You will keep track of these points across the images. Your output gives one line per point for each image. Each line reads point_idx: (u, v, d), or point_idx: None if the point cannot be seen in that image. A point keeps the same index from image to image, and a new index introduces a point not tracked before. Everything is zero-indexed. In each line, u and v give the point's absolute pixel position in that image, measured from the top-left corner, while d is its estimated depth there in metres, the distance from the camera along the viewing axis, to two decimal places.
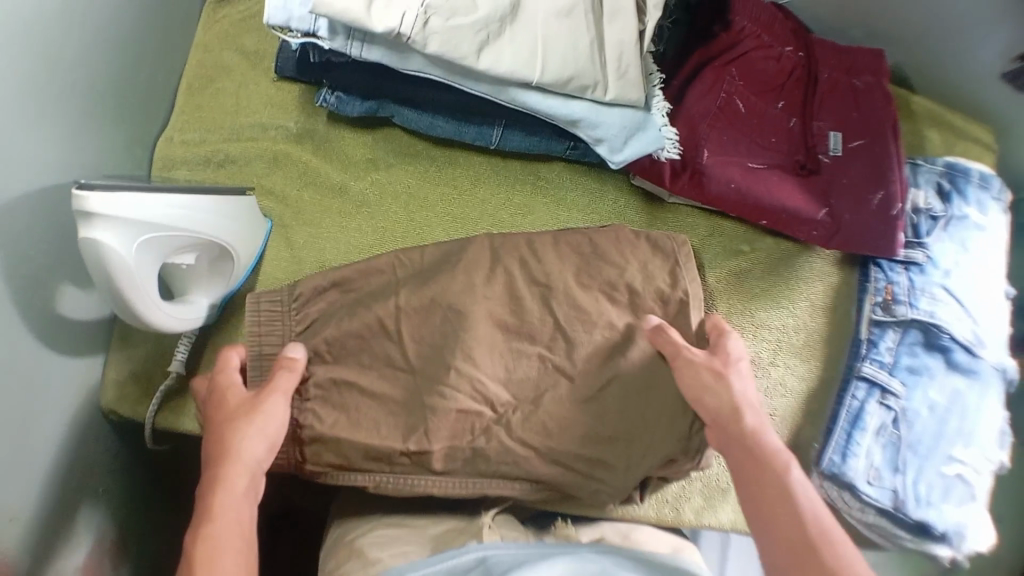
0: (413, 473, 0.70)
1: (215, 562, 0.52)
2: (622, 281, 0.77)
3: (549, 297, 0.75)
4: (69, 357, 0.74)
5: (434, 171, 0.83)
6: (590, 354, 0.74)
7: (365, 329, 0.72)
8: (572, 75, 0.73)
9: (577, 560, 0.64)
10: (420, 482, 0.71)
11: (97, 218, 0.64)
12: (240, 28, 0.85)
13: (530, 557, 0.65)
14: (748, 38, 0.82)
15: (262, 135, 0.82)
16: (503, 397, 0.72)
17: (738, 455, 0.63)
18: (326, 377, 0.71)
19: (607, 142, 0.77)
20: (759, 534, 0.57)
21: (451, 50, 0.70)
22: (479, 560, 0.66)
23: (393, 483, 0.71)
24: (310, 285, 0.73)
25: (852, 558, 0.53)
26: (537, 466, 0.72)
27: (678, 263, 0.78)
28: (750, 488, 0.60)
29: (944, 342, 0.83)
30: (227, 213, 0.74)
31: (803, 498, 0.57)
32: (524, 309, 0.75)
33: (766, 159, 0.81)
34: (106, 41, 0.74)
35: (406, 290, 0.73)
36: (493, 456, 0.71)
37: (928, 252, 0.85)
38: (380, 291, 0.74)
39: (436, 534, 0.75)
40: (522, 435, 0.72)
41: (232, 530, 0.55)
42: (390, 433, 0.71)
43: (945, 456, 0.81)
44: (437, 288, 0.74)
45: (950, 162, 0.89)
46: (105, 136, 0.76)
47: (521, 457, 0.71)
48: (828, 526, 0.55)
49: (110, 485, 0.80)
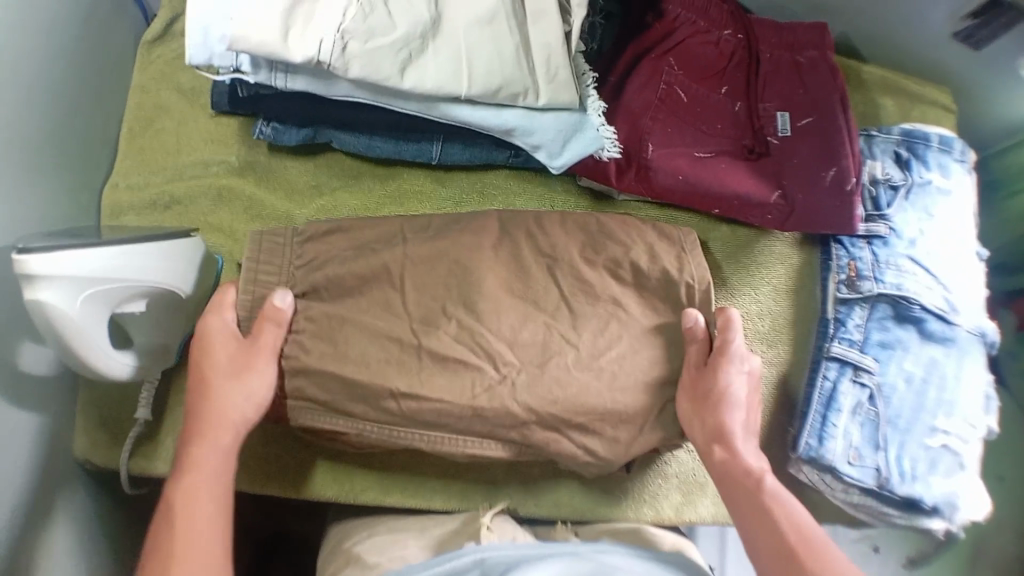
0: (398, 424, 0.71)
1: (185, 497, 0.61)
2: (628, 259, 0.76)
3: (554, 267, 0.75)
4: (35, 412, 0.74)
5: (378, 190, 0.83)
6: (592, 326, 0.73)
7: (369, 274, 0.72)
8: (501, 83, 0.71)
9: (572, 560, 0.61)
10: (406, 434, 0.72)
11: (39, 279, 0.63)
12: (174, 66, 0.86)
13: (529, 557, 0.63)
14: (684, 26, 0.82)
15: (204, 172, 0.83)
16: (507, 357, 0.71)
17: (719, 470, 0.69)
18: (319, 312, 0.71)
19: (544, 147, 0.77)
20: (754, 554, 0.62)
21: (373, 72, 0.68)
22: (478, 563, 0.63)
23: (376, 433, 0.72)
24: (314, 225, 0.73)
25: (838, 561, 0.58)
26: (533, 433, 0.72)
27: (684, 250, 0.77)
28: (734, 500, 0.66)
29: (915, 313, 0.81)
30: (176, 256, 0.74)
31: (783, 512, 0.63)
32: (528, 276, 0.74)
33: (713, 147, 0.80)
34: (42, 94, 0.74)
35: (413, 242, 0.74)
36: (491, 416, 0.70)
37: (890, 223, 0.83)
38: (389, 239, 0.74)
39: (439, 535, 0.74)
40: (524, 399, 0.70)
41: (203, 472, 0.63)
42: (379, 374, 0.70)
43: (928, 428, 0.80)
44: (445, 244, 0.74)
45: (906, 129, 0.87)
46: (49, 189, 0.76)
47: (519, 420, 0.71)
48: (815, 537, 0.61)
49: (89, 533, 0.80)
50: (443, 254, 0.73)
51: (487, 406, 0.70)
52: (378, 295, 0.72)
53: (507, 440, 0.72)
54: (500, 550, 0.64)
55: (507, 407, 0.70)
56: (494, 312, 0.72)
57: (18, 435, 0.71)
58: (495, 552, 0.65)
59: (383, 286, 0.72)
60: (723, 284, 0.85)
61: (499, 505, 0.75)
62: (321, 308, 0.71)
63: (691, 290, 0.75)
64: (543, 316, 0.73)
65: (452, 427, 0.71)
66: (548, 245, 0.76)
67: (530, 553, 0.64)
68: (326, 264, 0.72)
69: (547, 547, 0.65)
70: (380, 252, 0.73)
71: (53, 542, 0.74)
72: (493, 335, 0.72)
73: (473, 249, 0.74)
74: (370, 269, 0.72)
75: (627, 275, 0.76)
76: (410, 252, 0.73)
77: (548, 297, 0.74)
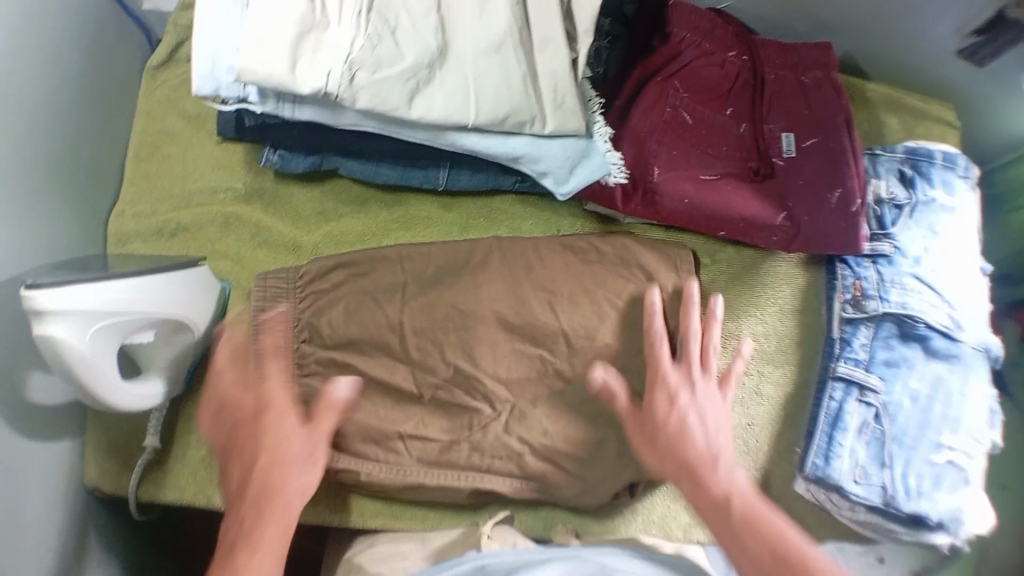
0: (406, 464, 0.76)
1: None
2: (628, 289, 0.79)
3: (556, 302, 0.78)
4: (43, 443, 0.74)
5: (385, 215, 0.83)
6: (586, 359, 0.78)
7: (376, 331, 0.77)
8: (507, 112, 0.71)
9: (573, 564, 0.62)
10: (412, 472, 0.76)
11: (48, 314, 0.64)
12: (180, 92, 0.86)
13: (526, 564, 0.64)
14: (690, 48, 0.81)
15: (212, 199, 0.83)
16: (502, 396, 0.77)
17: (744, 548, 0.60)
18: (326, 356, 0.77)
19: (551, 174, 0.76)
20: None
21: (380, 103, 0.69)
22: (477, 569, 0.65)
23: (386, 474, 0.76)
24: (315, 265, 0.78)
25: None
26: (531, 463, 0.77)
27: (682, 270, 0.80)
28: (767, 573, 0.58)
29: (920, 331, 0.81)
30: (183, 286, 0.74)
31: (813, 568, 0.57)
32: (529, 309, 0.78)
33: (718, 169, 0.80)
34: (45, 125, 0.74)
35: (414, 287, 0.78)
36: (487, 449, 0.77)
37: (894, 242, 0.83)
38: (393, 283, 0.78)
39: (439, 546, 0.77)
40: (521, 433, 0.77)
41: None
42: (389, 418, 0.77)
43: (933, 444, 0.80)
44: (446, 287, 0.78)
45: (911, 147, 0.87)
46: (56, 219, 0.76)
47: (517, 452, 0.77)
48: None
49: (99, 560, 0.80)
50: (440, 300, 0.78)
51: (482, 441, 0.77)
52: (379, 341, 0.77)
53: (511, 475, 0.77)
54: (499, 558, 0.66)
55: (502, 440, 0.77)
56: (491, 354, 0.77)
57: (26, 467, 0.71)
58: (496, 556, 0.67)
59: (384, 334, 0.77)
60: (725, 304, 0.86)
61: (501, 514, 0.76)
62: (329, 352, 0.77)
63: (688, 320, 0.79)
64: (538, 352, 0.78)
65: (456, 462, 0.77)
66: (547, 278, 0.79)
67: (528, 556, 0.66)
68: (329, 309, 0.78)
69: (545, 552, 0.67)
70: (382, 301, 0.78)
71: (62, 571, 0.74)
72: (490, 378, 0.77)
73: (471, 290, 0.78)
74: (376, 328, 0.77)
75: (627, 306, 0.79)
76: (407, 302, 0.78)
77: (548, 333, 0.78)
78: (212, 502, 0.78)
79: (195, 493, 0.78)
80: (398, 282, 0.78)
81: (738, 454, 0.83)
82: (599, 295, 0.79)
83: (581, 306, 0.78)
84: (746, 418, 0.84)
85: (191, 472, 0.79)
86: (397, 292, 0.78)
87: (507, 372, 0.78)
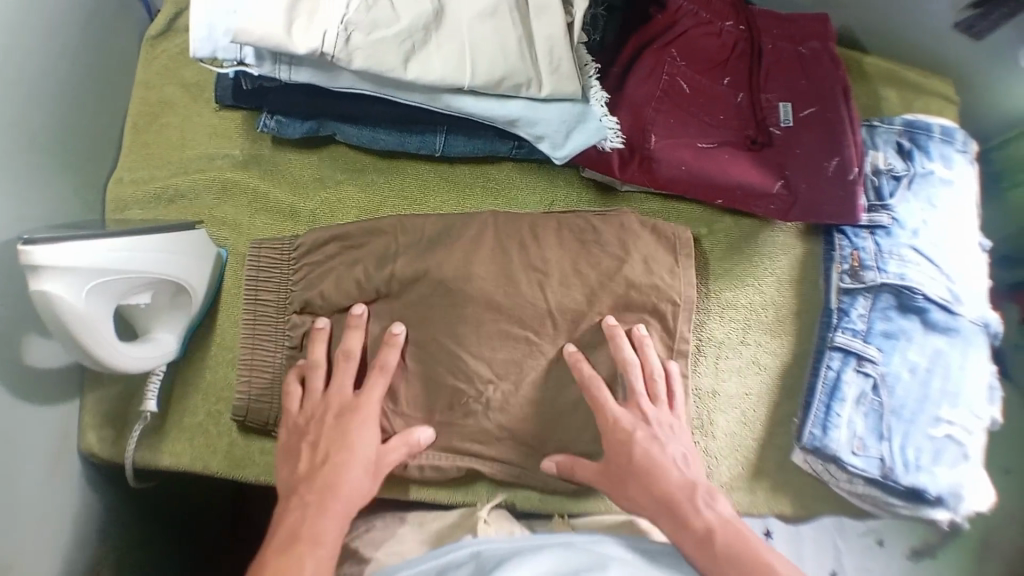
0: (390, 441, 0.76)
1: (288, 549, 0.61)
2: (621, 273, 0.78)
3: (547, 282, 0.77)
4: (41, 408, 0.74)
5: (381, 182, 0.84)
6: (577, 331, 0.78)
7: (363, 289, 0.77)
8: (503, 74, 0.72)
9: (567, 550, 0.63)
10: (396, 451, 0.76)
11: (43, 269, 0.63)
12: (179, 61, 0.86)
13: (521, 549, 0.65)
14: (686, 17, 0.82)
15: (209, 166, 0.83)
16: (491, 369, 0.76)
17: (692, 546, 0.62)
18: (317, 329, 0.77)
19: (548, 138, 0.77)
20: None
21: (377, 64, 0.69)
22: (472, 554, 0.66)
23: None
24: (309, 238, 0.77)
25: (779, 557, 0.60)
26: (507, 451, 0.77)
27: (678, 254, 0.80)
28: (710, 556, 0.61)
29: (918, 303, 0.81)
30: (181, 249, 0.74)
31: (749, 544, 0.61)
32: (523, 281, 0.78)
33: (716, 137, 0.80)
34: (45, 90, 0.74)
35: (405, 257, 0.77)
36: (467, 433, 0.76)
37: (892, 214, 0.83)
38: (382, 255, 0.77)
39: (434, 530, 0.77)
40: (499, 419, 0.76)
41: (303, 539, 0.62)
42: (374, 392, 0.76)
43: (932, 418, 0.80)
44: (434, 260, 0.76)
45: (909, 120, 0.88)
46: (55, 183, 0.76)
47: (493, 437, 0.76)
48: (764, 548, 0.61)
49: (95, 527, 0.80)
50: (428, 274, 0.76)
51: (466, 425, 0.76)
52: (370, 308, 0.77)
53: (494, 459, 0.77)
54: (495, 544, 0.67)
55: (483, 425, 0.76)
56: (484, 321, 0.76)
57: (23, 430, 0.71)
58: (492, 543, 0.67)
59: (379, 304, 0.77)
60: (722, 274, 0.85)
61: (497, 501, 0.77)
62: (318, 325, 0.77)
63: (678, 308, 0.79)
64: (526, 333, 0.77)
65: (439, 445, 0.76)
66: (539, 258, 0.78)
67: (524, 542, 0.67)
68: (319, 277, 0.77)
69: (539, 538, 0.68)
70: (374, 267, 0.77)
71: (58, 535, 0.74)
72: (480, 349, 0.76)
73: None
74: (364, 286, 0.76)
75: (619, 288, 0.78)
76: (399, 270, 0.76)
77: (534, 314, 0.77)
78: (207, 467, 0.78)
79: (193, 460, 0.78)
80: (390, 252, 0.77)
81: (734, 422, 0.82)
82: (593, 276, 0.78)
83: (573, 287, 0.77)
84: (743, 388, 0.84)
85: (187, 438, 0.78)
86: (388, 262, 0.77)
87: (501, 338, 0.76)
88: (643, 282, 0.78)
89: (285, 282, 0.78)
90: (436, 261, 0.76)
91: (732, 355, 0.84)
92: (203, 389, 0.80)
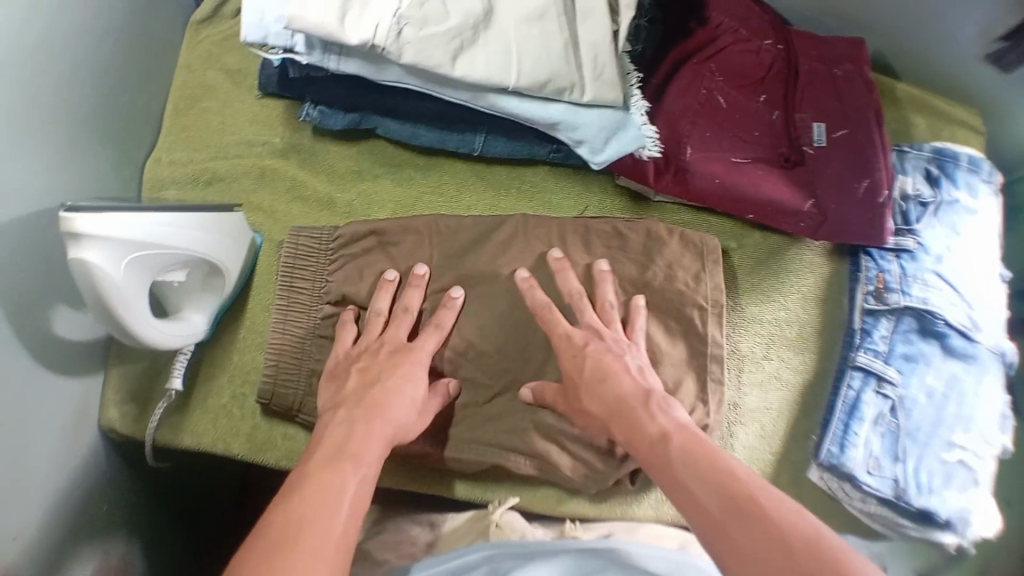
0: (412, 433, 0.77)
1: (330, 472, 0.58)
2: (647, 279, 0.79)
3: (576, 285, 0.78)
4: (66, 379, 0.75)
5: (419, 177, 0.85)
6: None
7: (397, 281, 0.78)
8: (548, 78, 0.73)
9: (579, 559, 0.63)
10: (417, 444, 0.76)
11: (85, 238, 0.64)
12: (223, 47, 0.88)
13: (532, 556, 0.65)
14: (725, 34, 0.83)
15: (248, 152, 0.85)
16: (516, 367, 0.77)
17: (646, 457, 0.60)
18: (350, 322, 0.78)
19: (588, 143, 0.78)
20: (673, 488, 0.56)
21: (425, 60, 0.69)
22: (485, 559, 0.65)
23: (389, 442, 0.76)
24: (349, 230, 0.79)
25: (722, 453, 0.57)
26: (532, 440, 0.75)
27: (705, 266, 0.80)
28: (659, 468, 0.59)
29: (939, 328, 0.82)
30: (217, 230, 0.75)
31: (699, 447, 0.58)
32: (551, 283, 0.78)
33: (749, 153, 0.81)
34: (91, 61, 0.75)
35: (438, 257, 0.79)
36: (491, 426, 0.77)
37: (918, 238, 0.85)
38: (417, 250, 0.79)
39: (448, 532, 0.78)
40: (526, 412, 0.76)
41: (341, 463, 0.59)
42: None
43: (946, 442, 0.80)
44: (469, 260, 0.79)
45: (938, 147, 0.89)
46: (95, 156, 0.77)
47: (520, 430, 0.76)
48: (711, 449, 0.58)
49: (111, 504, 0.80)
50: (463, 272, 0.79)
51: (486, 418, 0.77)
52: None
53: (514, 451, 0.76)
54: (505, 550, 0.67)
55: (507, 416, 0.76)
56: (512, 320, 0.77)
57: (47, 397, 0.71)
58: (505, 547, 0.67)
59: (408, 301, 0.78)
60: (750, 288, 0.87)
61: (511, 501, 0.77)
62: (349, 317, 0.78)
63: (705, 313, 0.78)
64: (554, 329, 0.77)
65: (463, 436, 0.77)
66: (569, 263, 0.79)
67: (534, 549, 0.67)
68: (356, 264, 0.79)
69: (546, 545, 0.68)
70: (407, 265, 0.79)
71: (74, 506, 0.74)
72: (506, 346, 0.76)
73: (496, 265, 0.79)
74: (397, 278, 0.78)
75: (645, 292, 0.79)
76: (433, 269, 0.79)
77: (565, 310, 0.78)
78: (229, 450, 0.78)
79: (213, 441, 0.78)
80: (426, 252, 0.79)
81: (753, 436, 0.83)
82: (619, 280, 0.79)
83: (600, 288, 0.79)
84: (763, 403, 0.84)
85: (209, 420, 0.79)
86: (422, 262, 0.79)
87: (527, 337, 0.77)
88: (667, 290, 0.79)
89: (320, 273, 0.79)
90: (470, 261, 0.79)
91: (753, 369, 0.85)
92: (228, 372, 0.80)
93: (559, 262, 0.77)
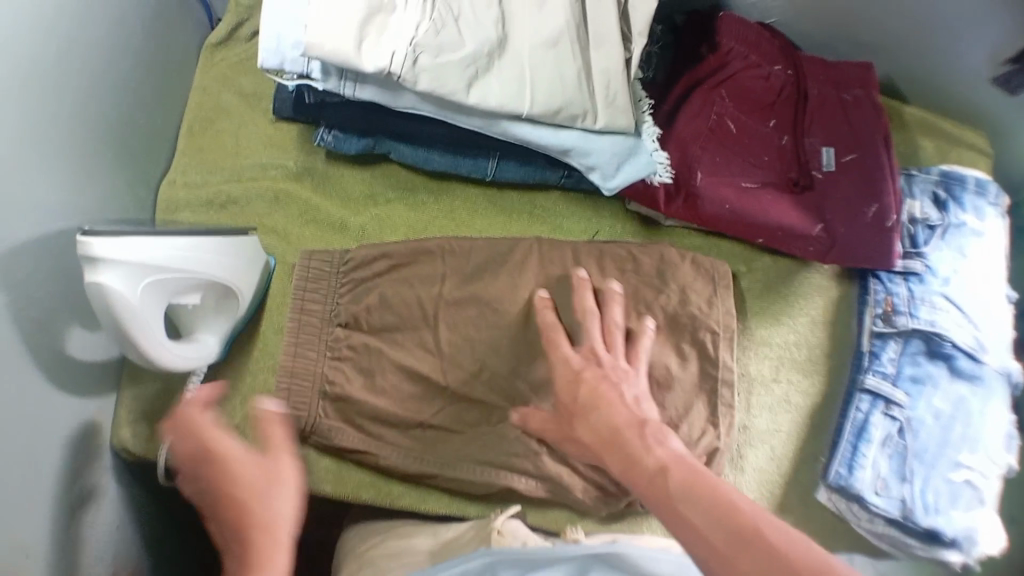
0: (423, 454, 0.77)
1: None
2: (658, 303, 0.80)
3: None
4: (80, 399, 0.75)
5: (431, 201, 0.86)
6: None
7: (410, 304, 0.79)
8: (561, 105, 0.73)
9: None
10: (429, 463, 0.77)
11: (101, 263, 0.64)
12: (237, 70, 0.89)
13: None
14: (736, 60, 0.83)
15: (261, 175, 0.85)
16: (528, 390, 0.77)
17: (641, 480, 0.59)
18: (361, 341, 0.78)
19: (599, 169, 0.78)
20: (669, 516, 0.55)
21: (440, 87, 0.70)
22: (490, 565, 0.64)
23: (403, 463, 0.77)
24: (361, 254, 0.80)
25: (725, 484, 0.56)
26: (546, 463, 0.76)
27: (716, 289, 0.82)
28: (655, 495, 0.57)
29: (946, 350, 0.83)
30: (232, 254, 0.75)
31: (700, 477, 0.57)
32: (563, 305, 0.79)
33: (759, 178, 0.82)
34: (105, 84, 0.75)
35: (451, 281, 0.80)
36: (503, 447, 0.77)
37: (925, 261, 0.85)
38: (429, 276, 0.80)
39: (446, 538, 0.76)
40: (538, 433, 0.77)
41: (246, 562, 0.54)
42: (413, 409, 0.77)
43: (952, 462, 0.81)
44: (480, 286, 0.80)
45: (945, 170, 0.90)
46: (109, 177, 0.77)
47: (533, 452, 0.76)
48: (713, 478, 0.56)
49: (123, 523, 0.81)
50: (474, 296, 0.79)
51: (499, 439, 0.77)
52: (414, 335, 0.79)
53: (526, 473, 0.76)
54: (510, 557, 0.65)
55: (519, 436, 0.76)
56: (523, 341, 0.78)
57: (61, 417, 0.72)
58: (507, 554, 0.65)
59: (421, 325, 0.79)
60: (759, 311, 0.88)
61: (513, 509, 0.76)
62: (360, 337, 0.78)
63: (714, 337, 0.80)
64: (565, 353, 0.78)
65: (474, 456, 0.77)
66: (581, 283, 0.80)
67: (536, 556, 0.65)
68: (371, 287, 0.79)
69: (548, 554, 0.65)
70: (419, 287, 0.79)
71: (87, 526, 0.74)
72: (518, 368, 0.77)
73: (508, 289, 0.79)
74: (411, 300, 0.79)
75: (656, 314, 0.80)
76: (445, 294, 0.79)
77: None
78: None
79: None
80: (437, 274, 0.80)
81: (762, 458, 0.84)
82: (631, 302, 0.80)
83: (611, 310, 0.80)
84: (772, 425, 0.85)
85: None
86: (435, 285, 0.80)
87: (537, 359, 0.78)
88: (678, 313, 0.80)
89: (331, 295, 0.80)
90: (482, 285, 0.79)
91: (762, 390, 0.86)
92: None
93: (580, 279, 0.77)
